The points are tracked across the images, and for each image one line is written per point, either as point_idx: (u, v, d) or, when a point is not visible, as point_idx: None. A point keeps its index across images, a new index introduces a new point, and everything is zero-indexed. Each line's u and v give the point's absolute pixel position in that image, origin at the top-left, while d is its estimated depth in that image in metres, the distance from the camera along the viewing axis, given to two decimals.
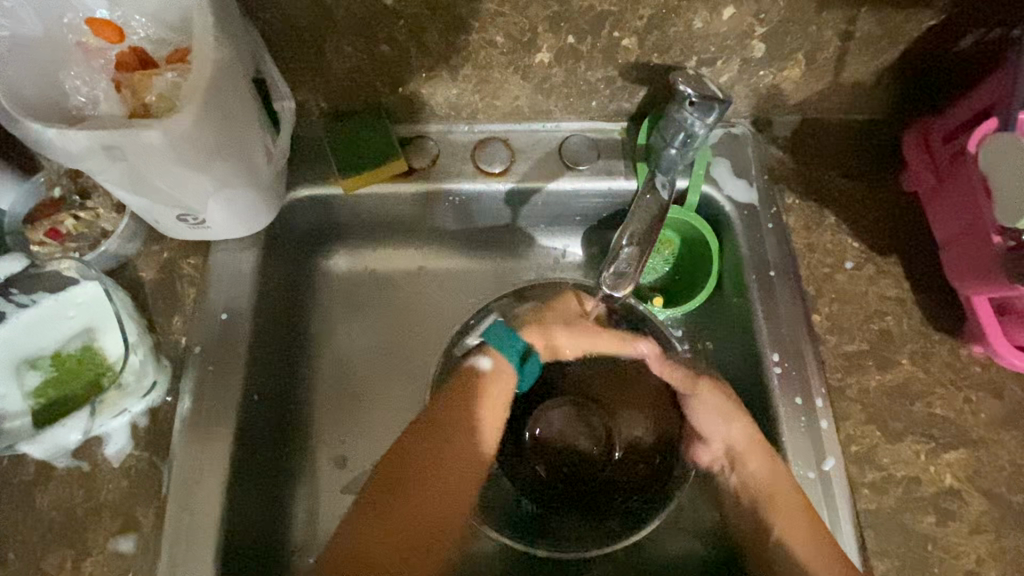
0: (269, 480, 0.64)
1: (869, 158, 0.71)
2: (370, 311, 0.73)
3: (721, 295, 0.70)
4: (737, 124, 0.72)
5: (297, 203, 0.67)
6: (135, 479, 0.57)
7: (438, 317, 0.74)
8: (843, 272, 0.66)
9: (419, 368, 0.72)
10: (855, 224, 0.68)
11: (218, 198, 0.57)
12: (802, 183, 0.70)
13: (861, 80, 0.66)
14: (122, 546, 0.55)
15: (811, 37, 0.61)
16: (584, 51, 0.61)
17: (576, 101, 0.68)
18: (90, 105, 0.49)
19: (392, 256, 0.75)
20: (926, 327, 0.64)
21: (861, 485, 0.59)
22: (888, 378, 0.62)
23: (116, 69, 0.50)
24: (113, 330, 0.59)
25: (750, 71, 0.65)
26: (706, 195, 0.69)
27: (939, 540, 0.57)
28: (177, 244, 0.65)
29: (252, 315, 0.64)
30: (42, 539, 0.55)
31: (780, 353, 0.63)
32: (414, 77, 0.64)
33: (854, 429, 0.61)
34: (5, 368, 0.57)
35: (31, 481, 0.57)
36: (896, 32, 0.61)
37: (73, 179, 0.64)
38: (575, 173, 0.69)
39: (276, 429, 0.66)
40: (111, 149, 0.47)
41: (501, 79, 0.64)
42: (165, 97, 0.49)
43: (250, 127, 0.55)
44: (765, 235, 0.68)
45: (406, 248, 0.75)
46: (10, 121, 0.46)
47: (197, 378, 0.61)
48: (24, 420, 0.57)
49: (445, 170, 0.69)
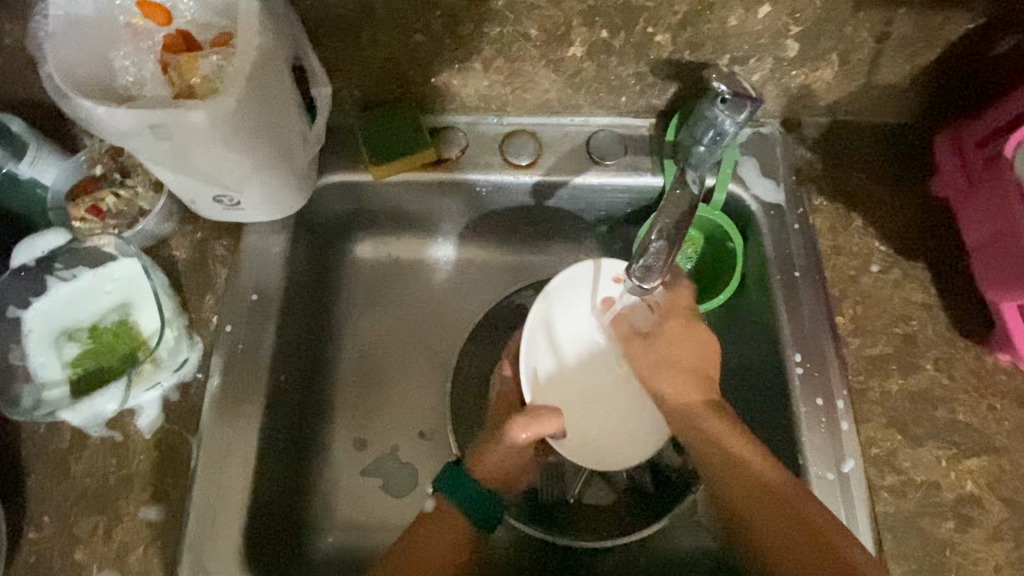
0: (294, 461, 0.65)
1: (897, 161, 0.70)
2: (393, 300, 0.75)
3: (743, 294, 0.71)
4: (766, 124, 0.71)
5: (329, 188, 0.68)
6: (164, 451, 0.59)
7: (460, 310, 0.75)
8: (869, 275, 0.66)
9: (441, 359, 0.73)
10: (882, 228, 0.68)
11: (254, 181, 0.58)
12: (829, 184, 0.70)
13: (893, 82, 0.66)
14: (151, 515, 0.57)
15: (846, 38, 0.61)
16: (616, 46, 0.62)
17: (606, 96, 0.68)
18: (136, 85, 0.50)
19: (418, 249, 0.76)
20: (951, 332, 0.64)
21: (880, 488, 0.59)
22: (911, 382, 0.62)
23: (164, 50, 0.51)
24: (148, 305, 0.61)
25: (782, 71, 0.65)
26: (733, 193, 0.69)
27: (957, 546, 0.57)
28: (211, 225, 0.67)
29: (282, 298, 0.65)
30: (75, 504, 0.57)
31: (802, 353, 0.63)
32: (446, 68, 0.65)
33: (875, 432, 0.61)
34: (46, 339, 0.60)
35: (66, 449, 0.59)
36: (933, 35, 0.60)
37: (114, 158, 0.66)
38: (601, 168, 0.70)
39: (302, 410, 0.67)
40: (157, 128, 0.48)
41: (533, 72, 0.65)
42: (208, 79, 0.50)
43: (289, 113, 0.57)
44: (791, 235, 0.67)
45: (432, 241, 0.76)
46: (62, 97, 0.47)
47: (226, 357, 0.62)
48: (61, 389, 0.59)
49: (473, 161, 0.70)
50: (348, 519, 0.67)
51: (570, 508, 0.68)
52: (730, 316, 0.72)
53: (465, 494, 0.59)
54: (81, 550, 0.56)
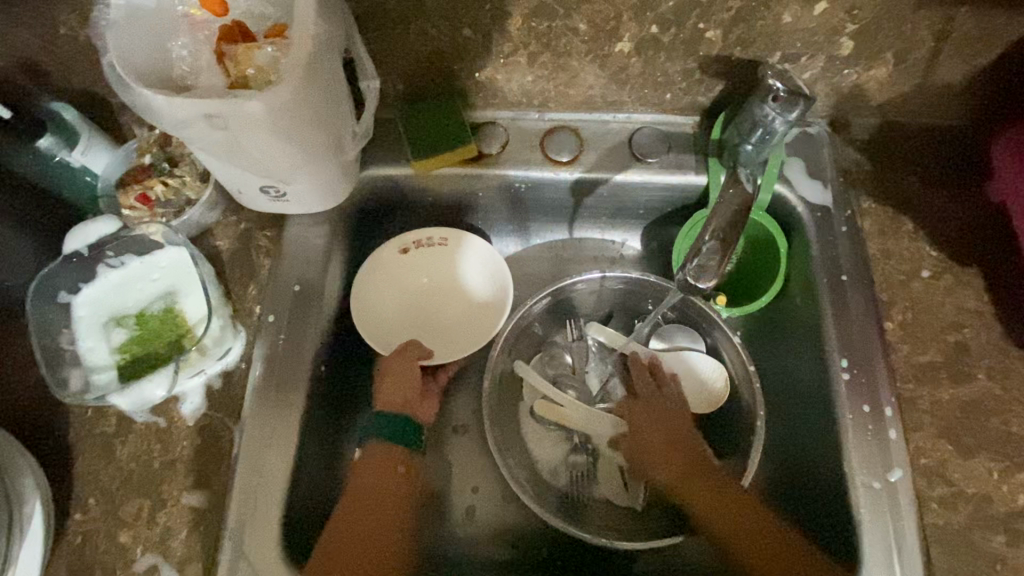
0: (331, 451, 0.65)
1: (949, 165, 0.69)
2: (446, 317, 0.70)
3: (786, 297, 0.69)
4: (813, 124, 0.70)
5: (370, 181, 0.68)
6: (207, 437, 0.60)
7: (461, 276, 0.71)
8: (919, 280, 0.64)
9: (488, 306, 0.70)
10: (933, 233, 0.66)
11: (302, 172, 0.58)
12: (878, 186, 0.68)
13: (950, 83, 0.64)
14: (193, 501, 0.58)
15: (904, 35, 0.59)
16: (666, 42, 0.61)
17: (651, 93, 0.67)
18: (192, 75, 0.50)
19: (398, 286, 0.71)
20: (1005, 341, 0.62)
21: (929, 499, 0.57)
22: (963, 391, 0.60)
23: (218, 40, 0.51)
24: (194, 293, 0.62)
25: (835, 69, 0.63)
26: (779, 193, 0.68)
27: (1009, 561, 0.55)
28: (254, 215, 0.67)
29: (321, 290, 0.65)
30: (121, 487, 0.58)
31: (849, 358, 0.62)
32: (491, 63, 0.64)
33: (924, 442, 0.59)
34: (95, 324, 0.61)
35: (112, 432, 0.60)
36: (996, 34, 0.58)
37: (162, 148, 0.66)
38: (644, 166, 0.69)
39: (340, 402, 0.67)
40: (213, 118, 0.49)
41: (578, 67, 0.64)
42: (264, 70, 0.50)
43: (340, 104, 0.57)
44: (839, 237, 0.66)
45: (416, 266, 0.71)
46: (122, 87, 0.48)
47: (268, 347, 0.63)
48: (108, 374, 0.60)
49: (513, 156, 0.69)
50: None
51: (602, 510, 0.67)
52: (771, 319, 0.71)
53: (388, 431, 0.64)
54: (125, 533, 0.57)
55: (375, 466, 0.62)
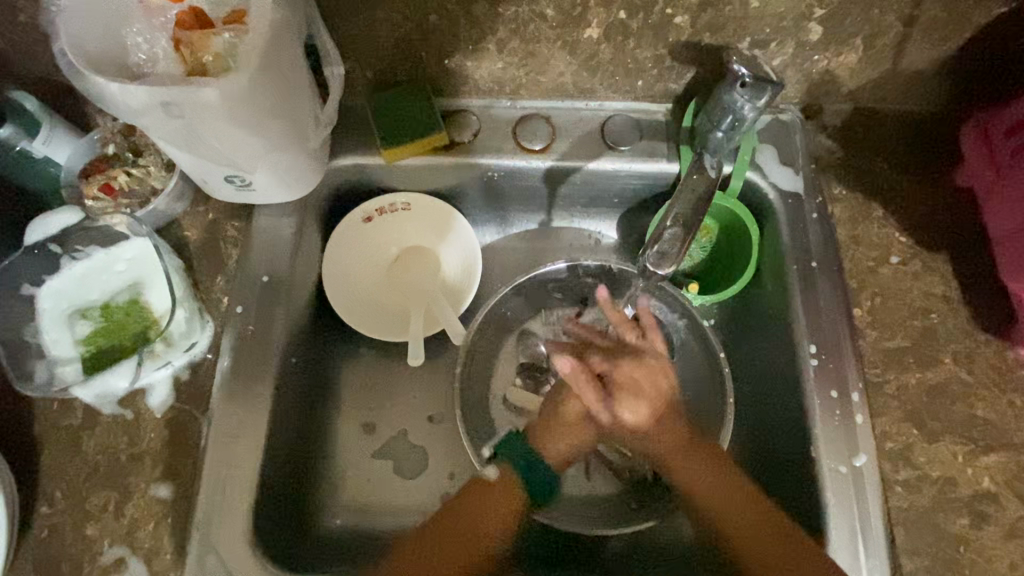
0: (302, 442, 0.65)
1: (920, 151, 0.69)
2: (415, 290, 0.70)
3: (757, 285, 0.69)
4: (785, 111, 0.70)
5: (338, 169, 0.68)
6: (174, 428, 0.60)
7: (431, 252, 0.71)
8: (888, 266, 0.65)
9: (455, 284, 0.71)
10: (903, 219, 0.66)
11: (265, 161, 0.58)
12: (848, 173, 0.68)
13: (919, 69, 0.64)
14: (162, 492, 0.58)
15: (872, 21, 0.59)
16: (634, 28, 0.60)
17: (622, 80, 0.67)
18: (150, 63, 0.50)
19: (366, 255, 0.71)
20: (971, 327, 0.62)
21: (894, 483, 0.58)
22: (929, 376, 0.61)
23: (175, 27, 0.50)
24: (159, 284, 0.61)
25: (804, 56, 0.63)
26: (750, 180, 0.67)
27: (971, 543, 0.56)
28: (222, 206, 0.67)
29: (291, 282, 0.65)
30: (88, 480, 0.58)
31: (817, 344, 0.62)
32: (460, 50, 0.64)
33: (890, 426, 0.60)
34: (58, 317, 0.60)
35: (79, 424, 0.60)
36: (962, 19, 0.58)
37: (127, 137, 0.66)
38: (616, 153, 0.68)
39: (312, 393, 0.67)
40: (169, 106, 0.48)
41: (548, 54, 0.64)
42: (221, 57, 0.49)
43: (302, 92, 0.56)
44: (809, 224, 0.66)
45: (382, 233, 0.71)
46: (74, 74, 0.47)
47: (236, 338, 0.62)
48: (71, 367, 0.59)
49: (486, 145, 0.69)
50: (357, 503, 0.66)
51: (574, 501, 0.67)
52: (742, 306, 0.71)
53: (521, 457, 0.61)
54: (92, 526, 0.57)
55: (500, 491, 0.60)
